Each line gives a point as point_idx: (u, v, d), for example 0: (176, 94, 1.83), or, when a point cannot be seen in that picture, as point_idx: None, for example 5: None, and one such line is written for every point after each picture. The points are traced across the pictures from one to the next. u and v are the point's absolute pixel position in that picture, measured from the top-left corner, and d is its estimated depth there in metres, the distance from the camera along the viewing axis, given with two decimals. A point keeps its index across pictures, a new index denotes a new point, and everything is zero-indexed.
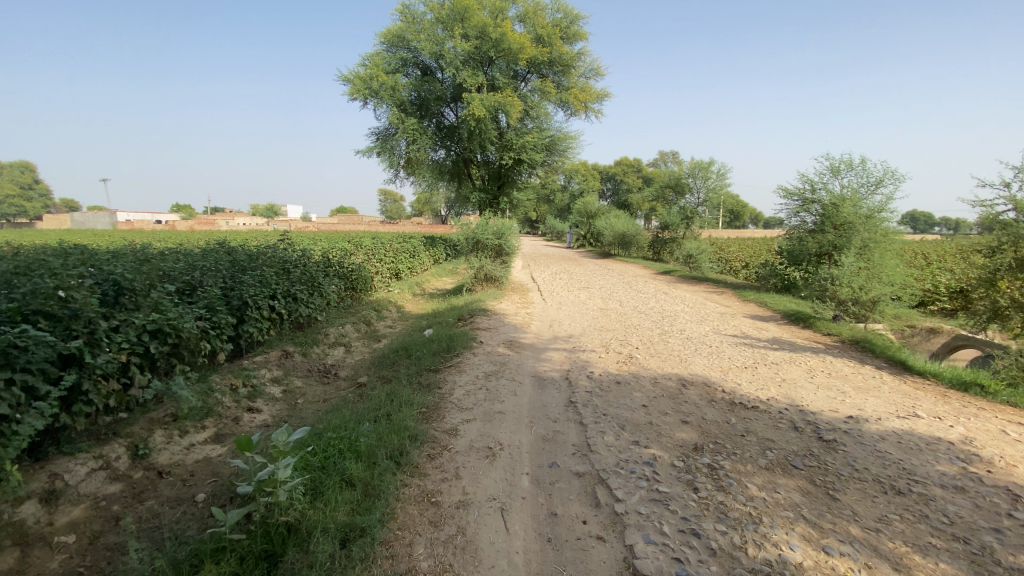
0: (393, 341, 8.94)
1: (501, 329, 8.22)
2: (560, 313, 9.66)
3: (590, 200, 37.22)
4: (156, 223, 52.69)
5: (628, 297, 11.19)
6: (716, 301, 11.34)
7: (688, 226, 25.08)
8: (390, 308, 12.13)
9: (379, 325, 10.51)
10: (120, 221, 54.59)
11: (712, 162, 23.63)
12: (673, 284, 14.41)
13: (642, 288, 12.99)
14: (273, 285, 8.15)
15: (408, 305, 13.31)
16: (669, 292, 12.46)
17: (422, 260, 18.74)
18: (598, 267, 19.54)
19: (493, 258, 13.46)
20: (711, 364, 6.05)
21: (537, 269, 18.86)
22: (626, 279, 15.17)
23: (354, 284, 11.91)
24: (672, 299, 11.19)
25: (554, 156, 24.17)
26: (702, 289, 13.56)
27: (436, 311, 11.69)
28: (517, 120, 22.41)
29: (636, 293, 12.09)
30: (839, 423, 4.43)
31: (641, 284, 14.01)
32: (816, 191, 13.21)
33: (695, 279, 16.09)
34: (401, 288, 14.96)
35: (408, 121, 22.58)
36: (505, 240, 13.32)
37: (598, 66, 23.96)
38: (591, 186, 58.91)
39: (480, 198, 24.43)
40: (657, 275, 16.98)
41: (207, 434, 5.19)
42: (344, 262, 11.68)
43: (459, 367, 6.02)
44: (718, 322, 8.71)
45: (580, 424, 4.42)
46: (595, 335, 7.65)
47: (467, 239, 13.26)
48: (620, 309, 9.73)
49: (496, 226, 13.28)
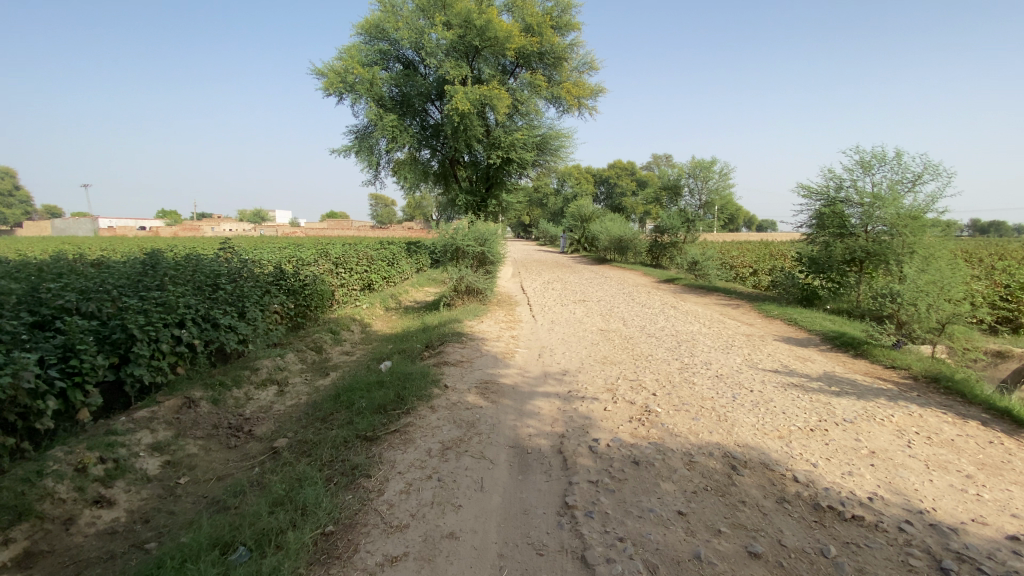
0: (342, 377, 7.10)
1: (476, 361, 6.42)
2: (552, 337, 7.87)
3: (584, 204, 35.54)
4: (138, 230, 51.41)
5: (633, 315, 9.42)
6: (737, 318, 9.60)
7: (689, 231, 23.15)
8: (353, 328, 10.27)
9: (333, 351, 8.66)
10: (99, 226, 52.40)
11: (714, 161, 22.18)
12: (681, 295, 12.71)
13: (647, 301, 11.21)
14: (183, 310, 6.32)
15: (377, 322, 11.47)
16: (680, 306, 10.69)
17: (401, 268, 16.94)
18: (595, 274, 17.78)
19: (475, 268, 11.65)
20: (763, 426, 4.30)
21: (528, 277, 17.08)
22: (628, 289, 13.40)
23: (309, 301, 10.07)
24: (686, 317, 9.41)
25: (545, 155, 22.43)
26: (714, 302, 11.83)
27: (407, 331, 9.86)
28: (506, 117, 20.66)
29: (642, 308, 10.31)
30: (1008, 557, 2.70)
31: (645, 295, 12.25)
32: (844, 189, 11.58)
33: (703, 289, 14.38)
34: (372, 301, 13.13)
35: (387, 117, 20.77)
36: (489, 246, 11.49)
37: (592, 59, 22.29)
38: (585, 190, 57.26)
39: (467, 200, 22.64)
40: (660, 284, 15.23)
41: (11, 552, 3.38)
42: (297, 275, 9.84)
43: (406, 434, 4.22)
44: (750, 350, 6.96)
45: (580, 565, 2.66)
46: (597, 373, 5.86)
47: (445, 247, 11.42)
48: (625, 331, 7.95)
49: (477, 230, 11.45)
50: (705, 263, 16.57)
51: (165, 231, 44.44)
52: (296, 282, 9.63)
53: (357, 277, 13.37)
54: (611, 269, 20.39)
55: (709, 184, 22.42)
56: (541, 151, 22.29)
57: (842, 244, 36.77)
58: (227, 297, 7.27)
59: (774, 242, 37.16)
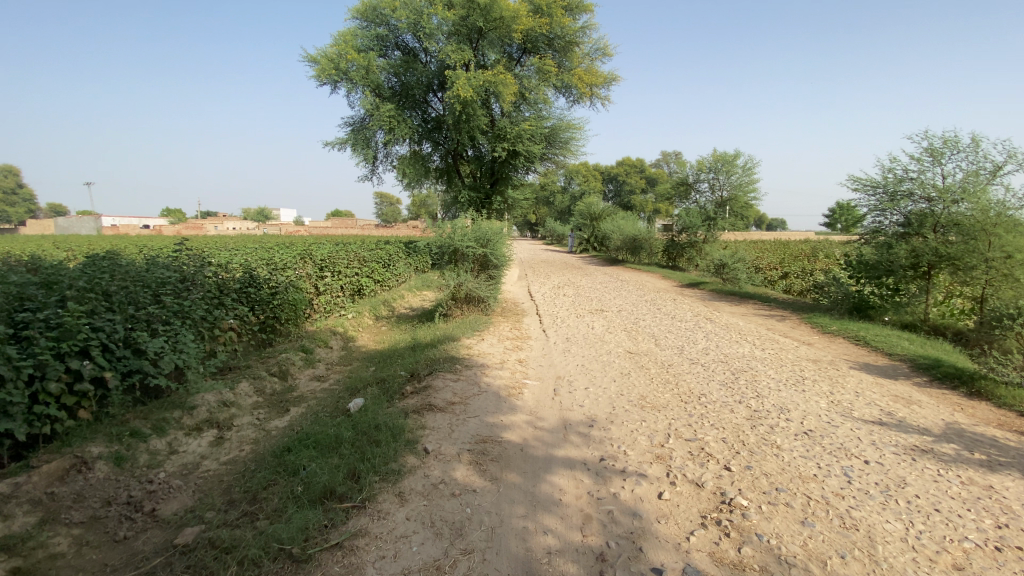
0: (302, 418, 5.54)
1: (471, 401, 4.84)
2: (570, 362, 6.28)
3: (593, 201, 34.11)
4: (135, 228, 50.49)
5: (664, 332, 7.82)
6: (789, 336, 7.96)
7: (710, 229, 21.23)
8: (331, 343, 8.70)
9: (300, 378, 7.07)
10: (103, 225, 51.32)
11: (738, 154, 20.50)
12: (713, 304, 11.09)
13: (677, 312, 9.59)
14: (89, 334, 4.73)
15: (363, 336, 9.90)
16: (717, 319, 9.06)
17: (396, 271, 15.39)
18: (609, 278, 16.13)
19: (476, 273, 10.06)
20: (920, 544, 2.71)
21: (536, 281, 15.46)
22: (650, 297, 11.76)
23: (280, 312, 8.49)
24: (729, 335, 7.79)
25: (554, 148, 20.79)
26: (754, 313, 10.19)
27: (394, 349, 8.29)
28: (512, 106, 19.07)
29: (673, 322, 8.68)
30: None
31: (672, 305, 10.63)
32: (910, 182, 9.95)
33: (735, 295, 12.74)
34: (361, 309, 11.58)
35: (384, 107, 19.21)
36: (491, 248, 9.89)
37: (606, 44, 20.64)
38: (593, 188, 55.47)
39: (470, 197, 21.08)
40: (684, 290, 13.57)
41: None
42: (266, 281, 8.25)
43: (352, 558, 2.64)
44: (830, 386, 5.35)
45: None
46: (637, 425, 4.26)
47: (440, 249, 9.83)
48: (660, 357, 6.35)
49: (479, 229, 9.87)
50: (735, 265, 14.83)
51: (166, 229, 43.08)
52: (263, 290, 8.06)
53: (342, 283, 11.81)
54: (626, 271, 18.70)
55: (731, 179, 20.83)
56: (550, 143, 20.63)
57: (866, 245, 34.75)
58: (160, 313, 5.68)
59: (794, 242, 35.29)
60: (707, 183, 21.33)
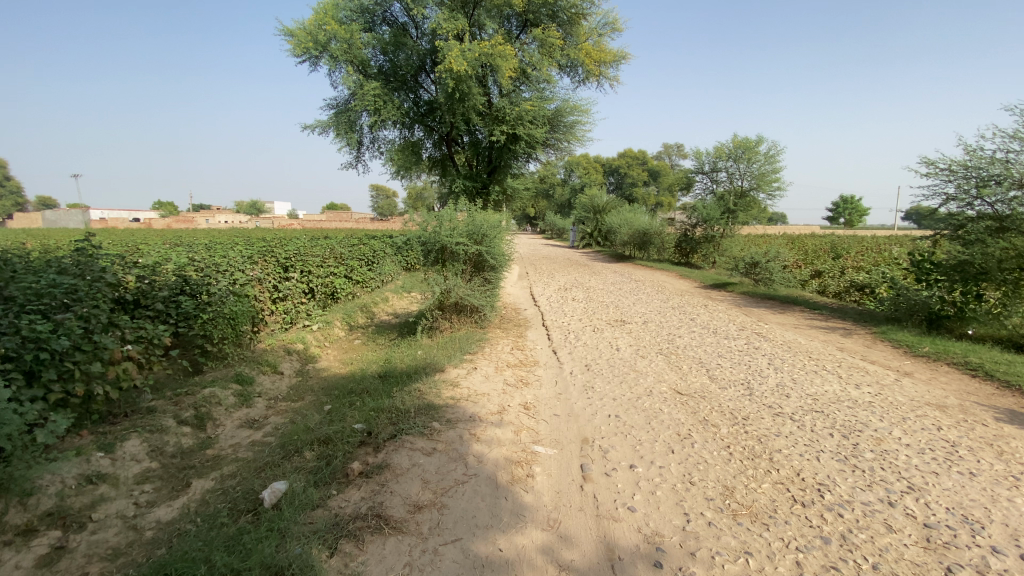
0: (198, 508, 3.67)
1: (451, 501, 2.97)
2: (598, 410, 4.38)
3: (596, 193, 32.12)
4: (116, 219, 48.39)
5: (712, 358, 5.94)
6: (876, 364, 6.08)
7: (729, 222, 19.34)
8: (282, 367, 6.79)
9: (225, 426, 5.17)
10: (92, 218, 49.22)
11: (761, 139, 18.61)
12: (755, 313, 9.21)
13: (719, 326, 7.67)
14: None
15: (328, 354, 7.96)
16: (771, 337, 7.16)
17: (380, 270, 13.44)
18: (621, 277, 14.21)
19: (469, 276, 8.13)
20: None
21: (539, 282, 13.47)
22: (677, 304, 9.81)
23: (223, 330, 6.44)
24: (798, 362, 5.91)
25: (557, 133, 18.77)
26: (810, 325, 8.31)
27: (361, 376, 6.38)
28: (511, 84, 17.05)
29: (719, 341, 6.78)
30: None
31: (707, 315, 8.71)
32: (1004, 165, 8.10)
33: (774, 301, 10.87)
34: (331, 317, 9.65)
35: (369, 85, 17.14)
36: (488, 246, 7.97)
37: (616, 17, 18.63)
38: (594, 181, 53.35)
39: (465, 186, 19.06)
40: (712, 293, 11.69)
41: None
42: (199, 290, 6.33)
43: None
44: (1003, 464, 3.51)
45: None
46: (742, 572, 2.41)
47: (423, 246, 7.88)
48: (726, 404, 4.47)
49: (472, 222, 7.95)
50: (768, 263, 12.88)
51: (153, 223, 40.80)
52: (193, 302, 6.14)
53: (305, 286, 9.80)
54: (639, 270, 16.78)
55: (751, 167, 18.88)
56: (554, 127, 18.62)
57: (887, 239, 32.71)
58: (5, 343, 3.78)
59: (809, 237, 33.32)
60: (726, 172, 19.39)
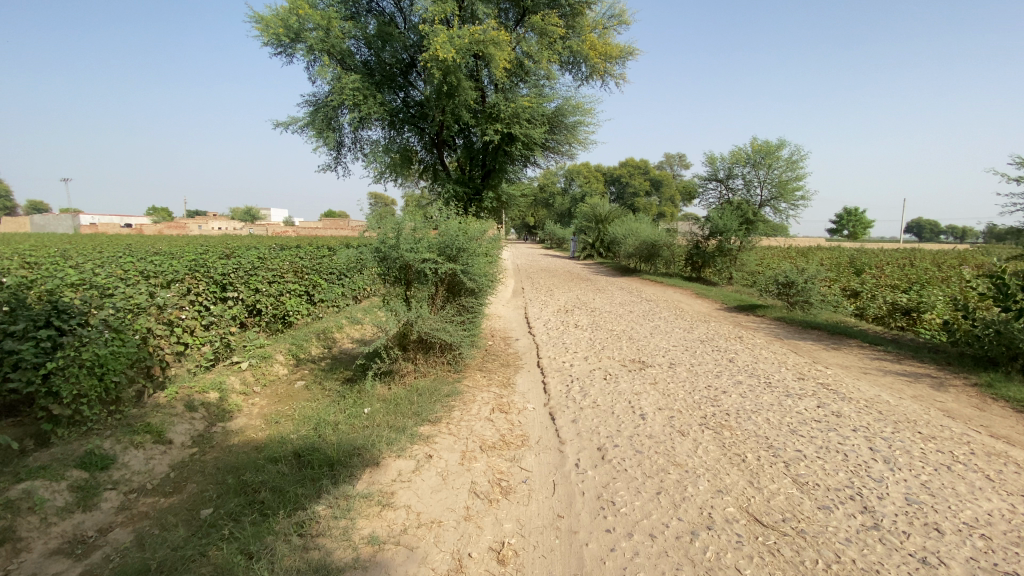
0: None
1: None
2: (627, 571, 2.47)
3: (599, 202, 30.33)
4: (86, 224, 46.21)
5: (785, 439, 4.01)
6: (1017, 447, 4.19)
7: (746, 234, 17.51)
8: (170, 434, 4.86)
9: (30, 557, 3.27)
10: (81, 224, 47.19)
11: (782, 143, 16.85)
12: (806, 350, 7.31)
13: (773, 376, 5.74)
14: None
15: (253, 405, 5.99)
16: (848, 395, 5.24)
17: (350, 289, 11.45)
18: (629, 297, 12.35)
19: (440, 305, 6.00)
20: None
21: (536, 301, 11.59)
22: (705, 336, 7.85)
23: (90, 388, 4.53)
24: (910, 447, 4.01)
25: (557, 135, 16.99)
26: (884, 371, 6.41)
27: (275, 450, 4.47)
28: (506, 78, 15.27)
29: (783, 404, 4.84)
30: None
31: (748, 354, 6.80)
32: None
33: (820, 331, 8.97)
34: (272, 349, 7.69)
35: (347, 78, 15.25)
36: (466, 264, 5.89)
37: (623, 9, 16.93)
38: (595, 190, 51.63)
39: (455, 190, 16.98)
40: (741, 319, 9.82)
41: None
42: (56, 328, 4.44)
43: None
44: None
45: None
46: None
47: (377, 263, 5.68)
48: (849, 558, 2.57)
49: (444, 233, 5.81)
50: (806, 284, 10.93)
51: (146, 228, 38.89)
52: (43, 348, 4.25)
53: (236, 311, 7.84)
54: (649, 287, 14.92)
55: (772, 174, 17.05)
56: (555, 127, 16.82)
57: (906, 253, 30.92)
58: None
59: (821, 250, 31.56)
60: (743, 179, 17.57)
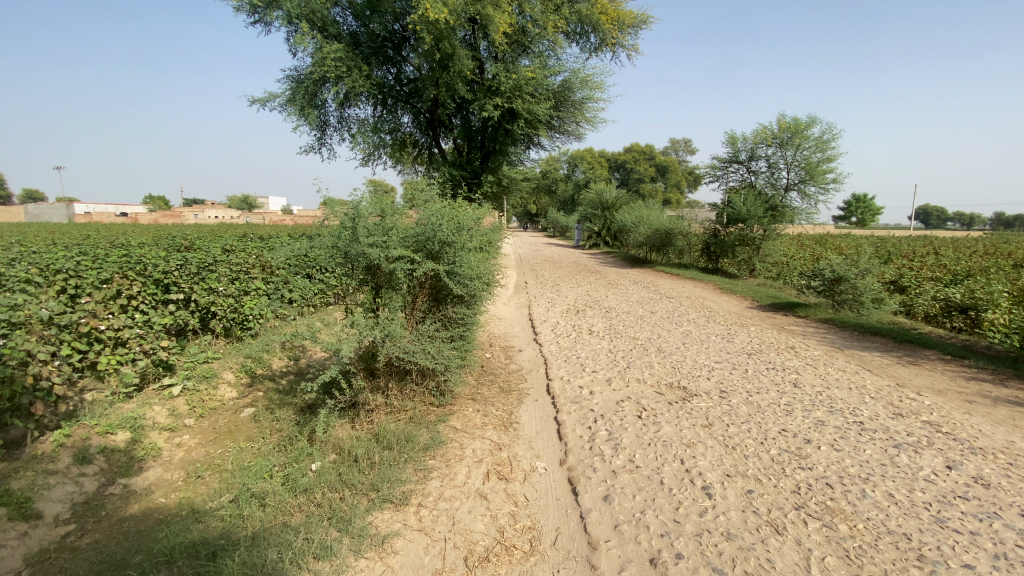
0: None
1: None
2: None
3: (605, 188, 28.70)
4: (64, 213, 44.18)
5: (933, 543, 2.64)
6: None
7: (771, 222, 15.97)
8: (38, 506, 3.51)
9: None
10: (68, 212, 45.73)
11: (813, 120, 15.22)
12: (882, 367, 5.88)
13: (862, 413, 4.32)
14: None
15: (177, 449, 4.62)
16: (976, 446, 3.83)
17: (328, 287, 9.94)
18: (648, 293, 10.90)
19: (420, 318, 4.52)
20: None
21: (541, 299, 10.14)
22: (750, 347, 6.42)
23: None
24: None
25: (564, 112, 15.39)
26: (995, 399, 4.99)
27: (172, 537, 3.09)
28: (507, 47, 13.65)
29: (898, 468, 3.43)
30: None
31: (813, 374, 5.38)
32: None
33: (883, 338, 7.53)
34: (222, 366, 6.26)
35: (328, 47, 13.53)
36: (453, 263, 4.40)
37: None
38: (599, 176, 49.85)
39: (451, 173, 15.40)
40: (783, 322, 8.37)
41: None
42: None
43: None
44: None
45: None
46: None
47: (334, 263, 4.26)
48: None
49: (425, 223, 4.33)
50: (856, 279, 9.42)
51: (138, 218, 37.36)
52: None
53: (177, 317, 6.41)
54: (666, 281, 13.45)
55: (800, 155, 15.47)
56: (561, 103, 15.23)
57: (929, 241, 29.30)
58: None
59: (839, 238, 29.87)
60: (767, 161, 15.99)
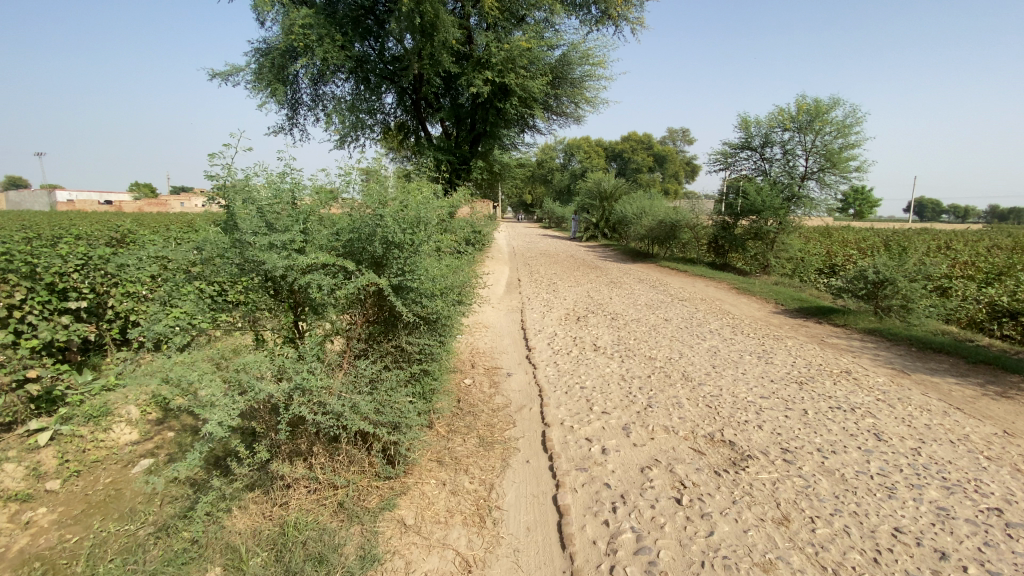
0: None
1: None
2: None
3: (603, 178, 27.32)
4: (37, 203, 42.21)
5: None
6: None
7: (787, 214, 14.62)
8: None
9: None
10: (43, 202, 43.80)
11: (836, 102, 13.85)
12: (973, 402, 4.56)
13: (991, 493, 3.01)
14: None
15: (21, 533, 3.31)
16: None
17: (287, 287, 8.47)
18: (658, 296, 9.55)
19: (360, 354, 3.13)
20: None
21: (536, 303, 8.76)
22: (798, 373, 5.08)
23: None
24: None
25: (563, 90, 13.92)
26: None
27: None
28: (499, 15, 12.16)
29: None
30: None
31: (894, 417, 4.06)
32: None
33: (949, 356, 6.21)
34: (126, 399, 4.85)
35: (294, 13, 12.04)
36: (405, 277, 3.01)
37: None
38: (596, 166, 48.42)
39: (438, 158, 13.90)
40: (823, 333, 7.05)
41: None
42: None
43: None
44: None
45: None
46: None
47: (229, 274, 2.92)
48: None
49: (365, 216, 2.94)
50: (903, 282, 8.08)
51: (119, 207, 35.70)
52: None
53: (77, 333, 4.86)
54: (675, 279, 12.12)
55: (820, 140, 14.11)
56: (558, 81, 13.79)
57: (939, 233, 28.19)
58: None
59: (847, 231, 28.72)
60: (783, 146, 14.65)
